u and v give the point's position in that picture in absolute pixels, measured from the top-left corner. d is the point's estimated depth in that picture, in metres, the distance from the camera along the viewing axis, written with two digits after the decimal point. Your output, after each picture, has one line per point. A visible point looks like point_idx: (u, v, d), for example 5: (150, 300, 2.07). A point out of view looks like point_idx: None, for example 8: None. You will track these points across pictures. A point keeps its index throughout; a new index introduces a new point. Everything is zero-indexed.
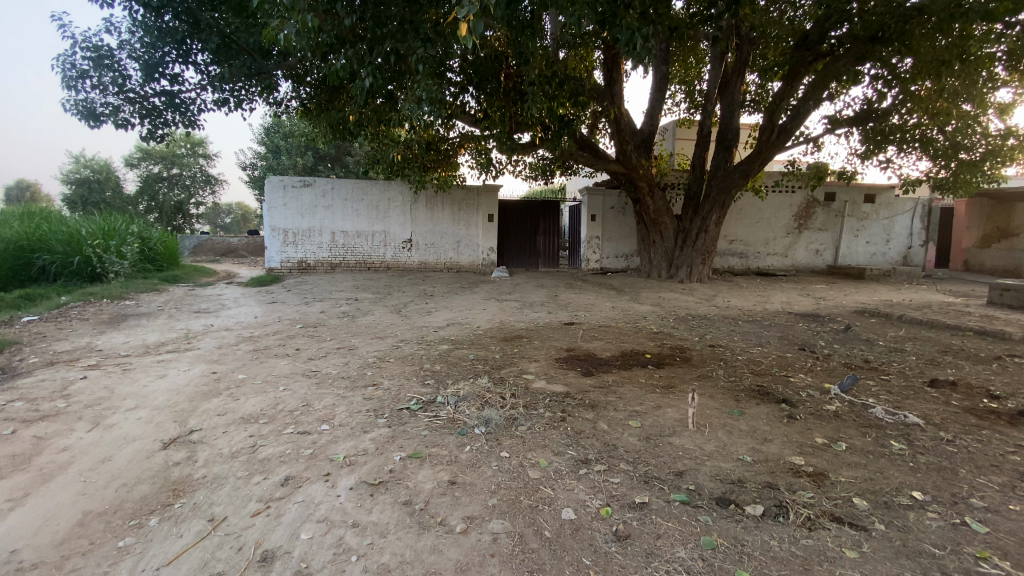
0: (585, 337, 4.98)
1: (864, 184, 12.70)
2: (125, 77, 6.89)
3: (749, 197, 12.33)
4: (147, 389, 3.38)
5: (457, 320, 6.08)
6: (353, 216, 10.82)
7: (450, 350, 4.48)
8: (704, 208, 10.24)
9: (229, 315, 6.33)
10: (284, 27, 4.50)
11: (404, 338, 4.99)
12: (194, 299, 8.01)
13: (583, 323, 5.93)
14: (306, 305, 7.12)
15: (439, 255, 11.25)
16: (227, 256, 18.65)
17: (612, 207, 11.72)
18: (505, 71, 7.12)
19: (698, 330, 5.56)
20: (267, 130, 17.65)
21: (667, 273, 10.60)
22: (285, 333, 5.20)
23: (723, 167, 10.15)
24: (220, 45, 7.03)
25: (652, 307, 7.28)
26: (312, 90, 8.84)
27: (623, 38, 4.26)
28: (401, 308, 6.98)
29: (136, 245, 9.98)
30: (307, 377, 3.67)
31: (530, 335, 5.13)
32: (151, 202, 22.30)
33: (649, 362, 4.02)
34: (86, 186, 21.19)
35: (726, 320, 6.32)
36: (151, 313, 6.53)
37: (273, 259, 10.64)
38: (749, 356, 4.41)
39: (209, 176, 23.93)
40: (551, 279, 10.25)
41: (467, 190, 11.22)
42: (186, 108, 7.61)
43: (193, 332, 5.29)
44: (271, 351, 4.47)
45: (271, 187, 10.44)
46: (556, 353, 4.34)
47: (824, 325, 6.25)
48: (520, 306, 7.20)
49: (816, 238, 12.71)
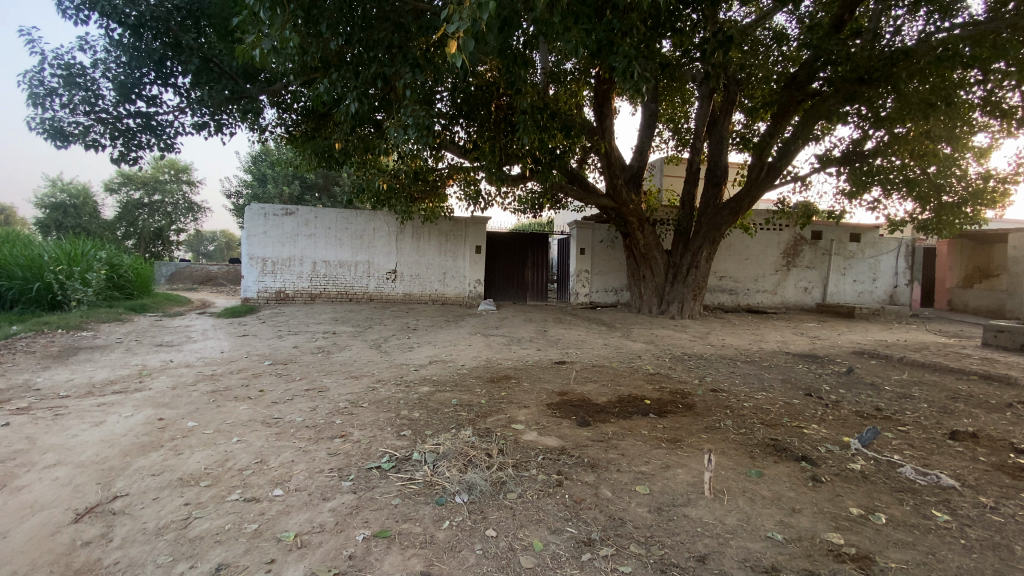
0: (578, 379, 4.63)
1: (849, 223, 12.77)
2: (98, 97, 6.59)
3: (738, 234, 12.29)
4: (76, 440, 2.91)
5: (441, 357, 5.69)
6: (336, 245, 10.47)
7: (432, 393, 4.07)
8: (694, 244, 10.10)
9: (193, 349, 5.85)
10: (262, 45, 4.21)
11: (382, 379, 4.57)
12: (159, 331, 7.50)
13: (575, 362, 5.58)
14: (279, 339, 6.67)
15: (424, 287, 10.90)
16: (205, 284, 18.05)
17: (601, 241, 11.54)
18: (496, 101, 6.96)
19: (697, 372, 5.24)
20: (253, 158, 17.42)
21: (658, 309, 10.36)
22: (250, 372, 4.75)
23: (713, 203, 10.08)
24: (201, 67, 6.75)
25: (645, 345, 6.97)
26: (299, 117, 8.64)
27: (619, 65, 4.04)
28: (382, 344, 6.57)
29: (103, 272, 9.46)
30: (266, 425, 3.23)
31: (518, 376, 4.76)
32: (130, 228, 21.76)
33: (649, 411, 3.67)
34: (61, 210, 20.56)
35: (723, 361, 6.02)
36: (108, 346, 6.02)
37: (249, 289, 10.17)
38: (754, 403, 4.09)
39: (192, 203, 23.50)
40: (539, 314, 9.95)
41: (455, 221, 10.98)
42: (162, 131, 7.29)
43: (148, 369, 4.81)
44: (231, 392, 4.02)
45: (251, 214, 10.08)
46: (547, 398, 3.97)
47: (825, 368, 5.98)
48: (508, 343, 6.83)
49: (805, 276, 12.66)
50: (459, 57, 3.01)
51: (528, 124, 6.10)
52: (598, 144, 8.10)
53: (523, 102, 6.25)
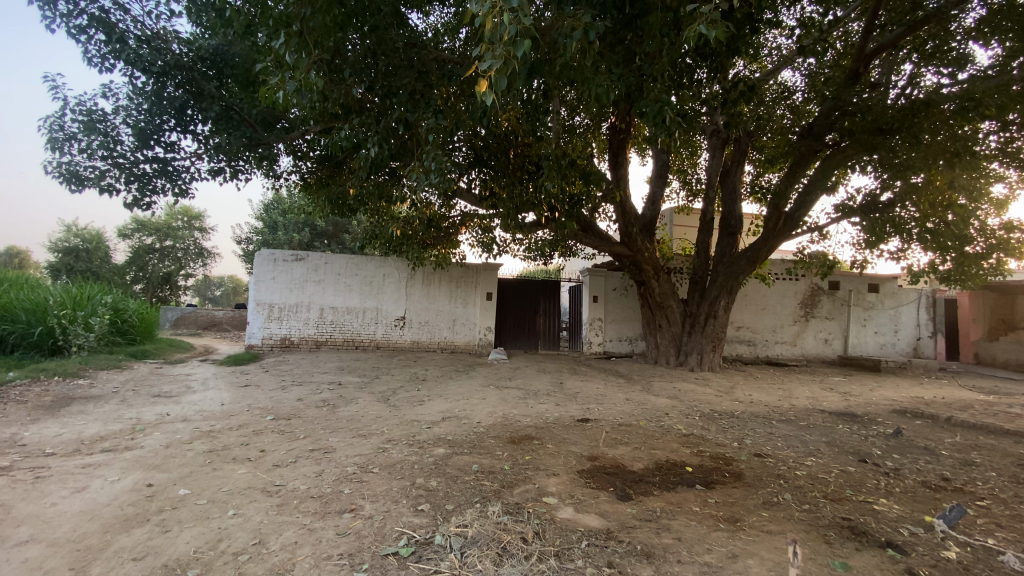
0: (607, 441, 4.23)
1: (867, 274, 12.50)
2: (117, 142, 6.59)
3: (755, 283, 12.03)
4: (50, 512, 2.55)
5: (455, 413, 5.31)
6: (344, 291, 10.26)
7: (448, 456, 3.69)
8: (712, 292, 9.83)
9: (191, 401, 5.49)
10: (284, 86, 4.13)
11: (393, 438, 4.19)
12: (158, 379, 7.16)
13: (599, 420, 5.18)
14: (283, 390, 6.31)
15: (433, 334, 10.58)
16: (209, 329, 17.79)
17: (614, 289, 11.29)
18: (514, 149, 6.89)
19: (734, 434, 4.84)
20: (265, 206, 17.60)
21: (675, 360, 9.96)
22: (252, 428, 4.38)
23: (730, 252, 9.89)
24: (221, 115, 6.78)
25: (670, 401, 6.55)
26: (314, 165, 8.68)
27: (651, 109, 3.93)
28: (390, 396, 6.20)
29: (107, 316, 9.23)
30: (267, 494, 2.86)
31: (541, 437, 4.36)
32: (140, 272, 21.83)
33: (695, 482, 3.28)
34: (73, 255, 20.70)
35: (758, 420, 5.61)
36: (103, 396, 5.67)
37: (254, 335, 9.90)
38: (807, 472, 3.68)
39: (202, 249, 23.67)
40: (553, 364, 9.56)
41: (465, 267, 10.80)
42: (178, 176, 7.25)
43: (143, 424, 4.45)
44: (230, 452, 3.65)
45: (260, 259, 9.97)
46: (577, 465, 3.58)
47: (869, 428, 5.53)
48: (524, 397, 6.44)
49: (824, 327, 12.29)
50: (491, 97, 2.82)
51: (551, 170, 5.99)
52: (614, 193, 7.98)
53: (543, 149, 6.17)
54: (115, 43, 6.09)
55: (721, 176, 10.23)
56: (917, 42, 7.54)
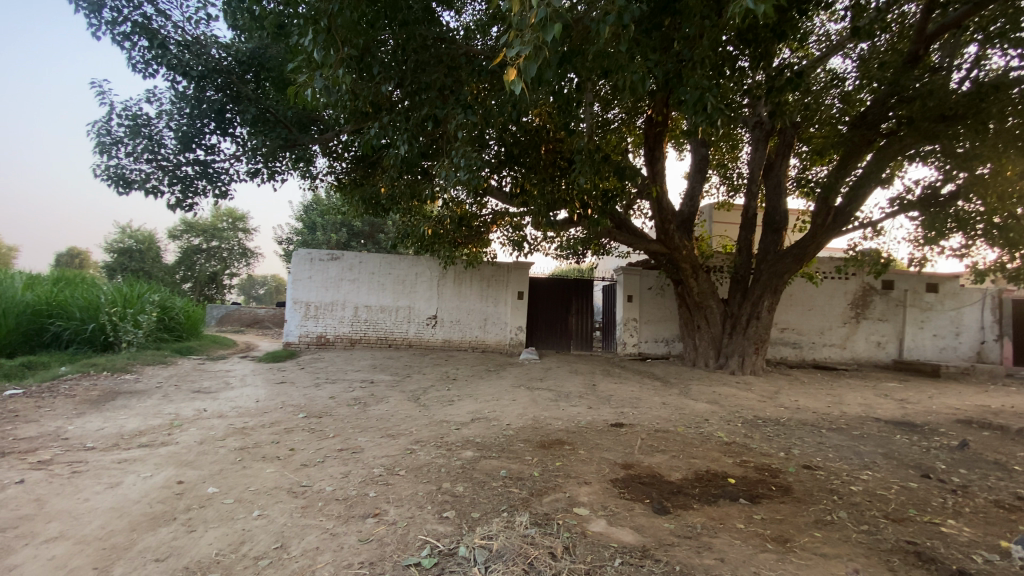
0: (643, 449, 4.04)
1: (924, 272, 11.70)
2: (160, 145, 6.82)
3: (801, 283, 11.44)
4: (83, 508, 2.59)
5: (485, 414, 5.21)
6: (378, 290, 10.36)
7: (476, 459, 3.59)
8: (755, 292, 9.39)
9: (228, 398, 5.61)
10: (313, 83, 4.11)
11: (421, 439, 4.13)
12: (200, 375, 7.38)
13: (634, 425, 4.97)
14: (316, 388, 6.38)
15: (464, 333, 10.55)
16: (252, 327, 18.40)
17: (650, 288, 10.97)
18: (546, 144, 6.74)
19: (779, 444, 4.54)
20: (304, 207, 18.06)
21: (715, 363, 9.59)
22: (283, 426, 4.41)
23: (774, 250, 9.42)
24: (258, 117, 6.92)
25: (710, 407, 6.26)
26: (349, 165, 8.80)
27: (691, 97, 3.70)
28: (421, 395, 6.17)
29: (155, 314, 9.63)
30: (292, 495, 2.83)
31: (573, 441, 4.21)
32: (188, 272, 22.82)
33: (738, 496, 3.07)
34: (127, 255, 21.84)
35: (805, 429, 5.27)
36: (146, 391, 5.87)
37: (292, 333, 10.12)
38: (863, 488, 3.39)
39: (246, 250, 24.53)
40: (586, 365, 9.36)
41: (497, 266, 10.71)
42: (218, 178, 7.44)
43: (180, 419, 4.55)
44: (260, 450, 3.67)
45: (297, 259, 10.18)
46: (611, 474, 3.41)
47: (930, 440, 5.10)
48: (555, 398, 6.29)
49: (876, 329, 11.58)
50: (519, 86, 2.66)
51: (585, 164, 5.80)
52: (650, 188, 7.71)
53: (577, 143, 6.01)
54: (157, 49, 6.29)
55: (765, 169, 9.77)
56: (982, 21, 6.91)
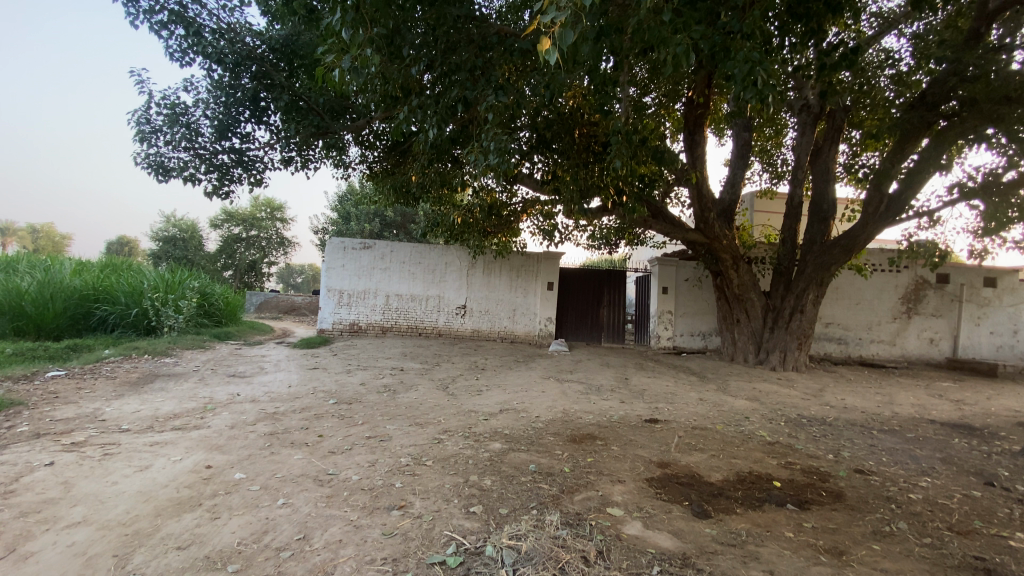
0: (680, 447, 3.85)
1: (982, 265, 10.90)
2: (197, 134, 6.95)
3: (848, 276, 10.85)
4: (114, 492, 2.61)
5: (514, 405, 5.10)
6: (409, 279, 10.37)
7: (505, 452, 3.48)
8: (799, 284, 8.95)
9: (261, 382, 5.69)
10: (341, 65, 4.03)
11: (449, 429, 4.05)
12: (235, 360, 7.55)
13: (670, 421, 4.77)
14: (347, 375, 6.41)
15: (494, 323, 10.47)
16: (288, 314, 18.88)
17: (686, 279, 10.60)
18: (581, 129, 6.53)
19: (827, 446, 4.26)
20: (338, 197, 18.32)
21: (755, 358, 9.21)
22: (313, 412, 4.42)
23: (821, 240, 8.94)
24: (290, 105, 6.94)
25: (750, 404, 5.97)
26: (381, 154, 8.79)
27: (740, 70, 3.44)
28: (450, 385, 6.11)
29: (194, 300, 9.91)
30: (319, 483, 2.78)
31: (605, 436, 4.05)
32: (229, 260, 23.58)
33: (785, 502, 2.86)
34: (172, 244, 22.72)
35: (855, 430, 4.94)
36: (184, 375, 6.02)
37: (325, 320, 10.26)
38: (926, 496, 3.10)
39: (284, 239, 25.16)
40: (617, 357, 9.14)
41: (527, 256, 10.55)
42: (253, 166, 7.52)
43: (213, 403, 4.62)
44: (289, 436, 3.66)
45: (330, 247, 10.28)
46: (646, 473, 3.24)
47: (995, 444, 4.70)
48: (586, 391, 6.13)
49: (930, 325, 10.88)
50: (554, 55, 2.42)
51: (620, 147, 5.56)
52: (690, 175, 7.38)
53: (614, 126, 5.79)
54: (193, 38, 6.38)
55: (812, 155, 9.24)
56: None
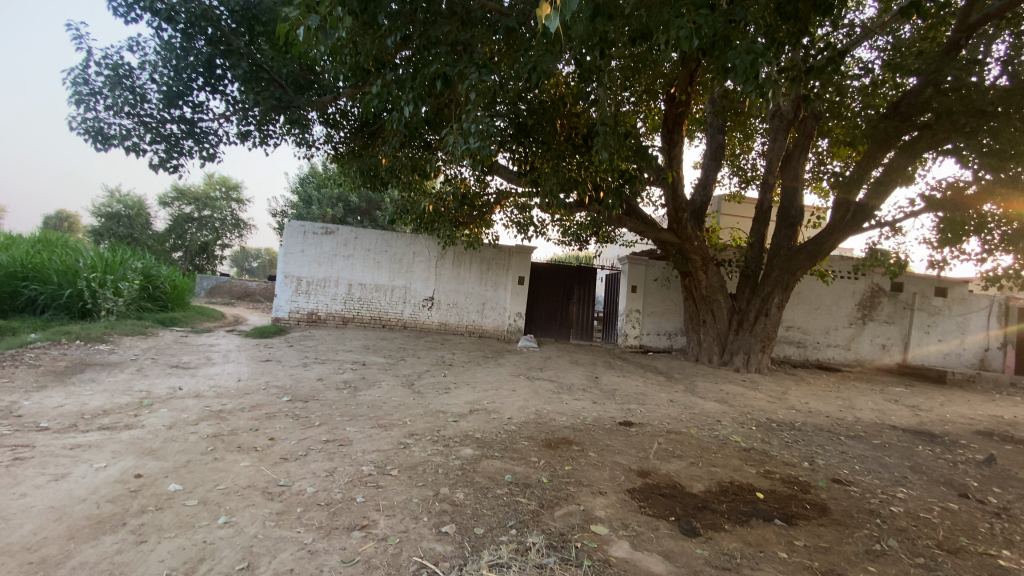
0: (658, 453, 3.69)
1: (934, 276, 11.40)
2: (143, 100, 6.33)
3: (810, 281, 11.12)
4: (18, 507, 2.21)
5: (484, 405, 4.84)
6: (373, 268, 9.92)
7: (477, 459, 3.22)
8: (764, 288, 9.05)
9: (208, 375, 5.21)
10: (307, 23, 3.61)
11: (416, 432, 3.75)
12: (180, 349, 6.96)
13: (644, 425, 4.63)
14: (304, 368, 5.99)
15: (462, 317, 10.17)
16: (242, 300, 17.99)
17: (655, 279, 10.58)
18: (562, 118, 6.30)
19: (800, 454, 4.23)
20: (299, 180, 17.50)
21: (719, 359, 9.29)
22: (264, 410, 4.03)
23: (788, 245, 9.07)
24: (249, 73, 6.39)
25: (719, 407, 5.95)
26: (348, 134, 8.33)
27: (742, 61, 3.35)
28: (416, 381, 5.80)
29: (137, 282, 9.13)
30: (267, 497, 2.45)
31: (581, 441, 3.85)
32: (179, 240, 22.23)
33: (773, 516, 2.74)
34: (115, 220, 21.24)
35: (823, 437, 4.96)
36: (121, 364, 5.46)
37: (281, 308, 9.69)
38: (905, 509, 3.06)
39: (239, 221, 23.93)
40: (586, 355, 9.03)
41: (499, 249, 10.29)
42: (206, 139, 6.90)
43: (151, 398, 4.15)
44: (235, 439, 3.28)
45: (290, 231, 9.70)
46: (627, 483, 3.07)
47: (955, 452, 4.80)
48: (557, 390, 5.96)
49: (882, 331, 11.32)
50: (556, 22, 2.14)
51: (608, 138, 5.51)
52: (666, 174, 7.28)
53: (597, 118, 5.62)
54: None
55: (783, 160, 9.35)
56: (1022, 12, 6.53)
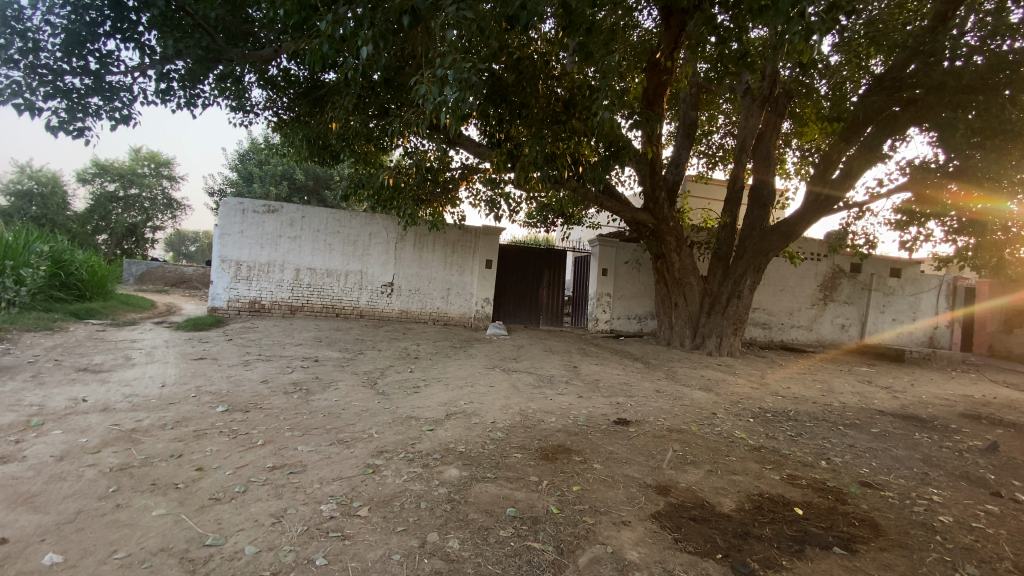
0: (671, 460, 3.20)
1: (890, 257, 11.68)
2: (33, 45, 5.13)
3: (778, 263, 11.07)
4: None
5: (461, 407, 4.20)
6: (324, 251, 8.98)
7: (468, 484, 2.60)
8: (737, 270, 8.81)
9: (124, 381, 4.30)
10: None
11: (385, 448, 3.09)
12: (94, 346, 5.89)
13: (642, 422, 4.14)
14: (245, 367, 5.15)
15: (424, 304, 9.43)
16: (177, 287, 16.40)
17: (626, 261, 10.18)
18: (544, 80, 5.63)
19: (811, 450, 3.88)
20: (239, 155, 15.98)
21: (691, 343, 9.02)
22: (193, 427, 3.24)
23: (760, 226, 8.85)
24: (167, 15, 5.32)
25: (708, 396, 5.59)
26: (293, 98, 7.37)
27: None
28: (378, 380, 5.07)
29: (42, 268, 7.78)
30: (188, 570, 1.76)
31: (580, 449, 3.30)
32: (103, 222, 20.01)
33: (829, 544, 2.30)
34: (25, 199, 18.83)
35: (823, 428, 4.67)
36: (11, 369, 4.44)
37: (219, 297, 8.61)
38: (954, 519, 2.73)
39: (172, 200, 21.86)
40: (558, 342, 8.55)
41: (464, 230, 9.58)
42: (117, 96, 5.76)
43: (41, 416, 3.25)
44: (149, 472, 2.52)
45: (226, 209, 8.59)
46: (650, 505, 2.56)
47: (955, 440, 4.63)
48: (537, 384, 5.42)
49: (842, 312, 11.49)
50: None
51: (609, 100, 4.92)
52: (647, 149, 6.80)
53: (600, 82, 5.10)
54: None
55: (757, 138, 9.03)
56: None
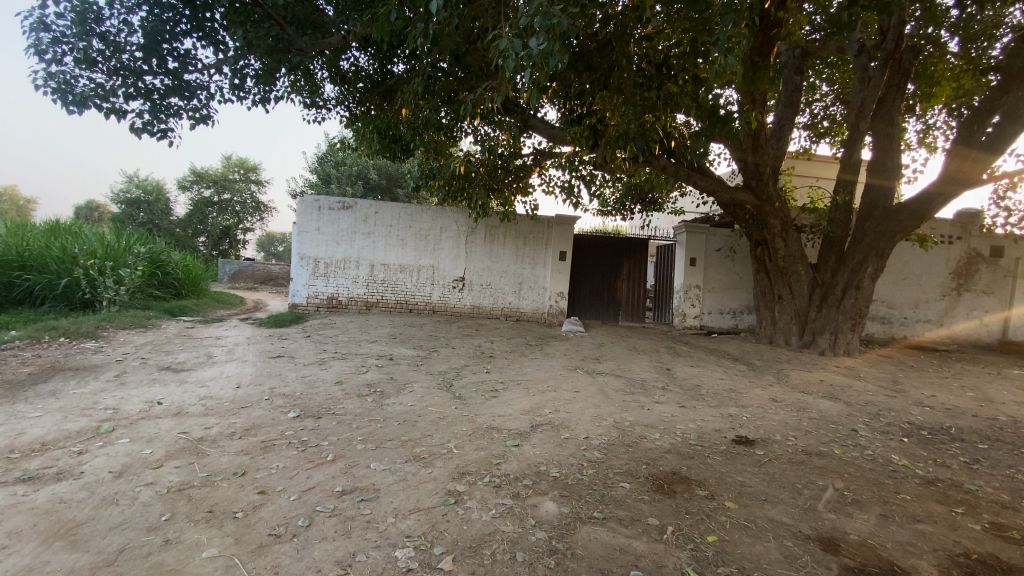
0: (826, 499, 2.49)
1: None
2: (116, 48, 5.21)
3: (900, 247, 9.57)
4: None
5: (547, 417, 3.69)
6: (397, 246, 8.83)
7: (572, 526, 2.08)
8: (854, 256, 7.60)
9: (200, 381, 4.20)
10: None
11: (467, 469, 2.64)
12: (181, 344, 6.01)
13: (768, 441, 3.42)
14: (319, 367, 4.95)
15: (497, 299, 9.03)
16: (265, 284, 17.27)
17: (716, 249, 9.19)
18: (633, 42, 4.94)
19: (1005, 485, 2.97)
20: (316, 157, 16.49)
21: (799, 340, 7.93)
22: (260, 438, 2.96)
23: (884, 204, 7.54)
24: (236, 7, 5.21)
25: (836, 406, 4.70)
26: (363, 90, 7.18)
27: None
28: (454, 382, 4.67)
29: (140, 269, 8.22)
30: None
31: (701, 477, 2.67)
32: (201, 226, 21.60)
33: None
34: (136, 206, 20.68)
35: (1004, 451, 3.67)
36: (100, 367, 4.50)
37: (298, 293, 8.69)
38: None
39: (259, 203, 23.18)
40: (642, 339, 7.83)
41: (537, 220, 9.07)
42: (194, 95, 5.77)
43: (114, 421, 3.13)
44: (209, 495, 2.22)
45: (303, 206, 8.65)
46: (818, 569, 1.90)
47: None
48: (629, 389, 4.79)
49: (981, 303, 9.74)
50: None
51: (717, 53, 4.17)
52: (748, 118, 5.93)
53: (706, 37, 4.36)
54: None
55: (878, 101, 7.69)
56: None
